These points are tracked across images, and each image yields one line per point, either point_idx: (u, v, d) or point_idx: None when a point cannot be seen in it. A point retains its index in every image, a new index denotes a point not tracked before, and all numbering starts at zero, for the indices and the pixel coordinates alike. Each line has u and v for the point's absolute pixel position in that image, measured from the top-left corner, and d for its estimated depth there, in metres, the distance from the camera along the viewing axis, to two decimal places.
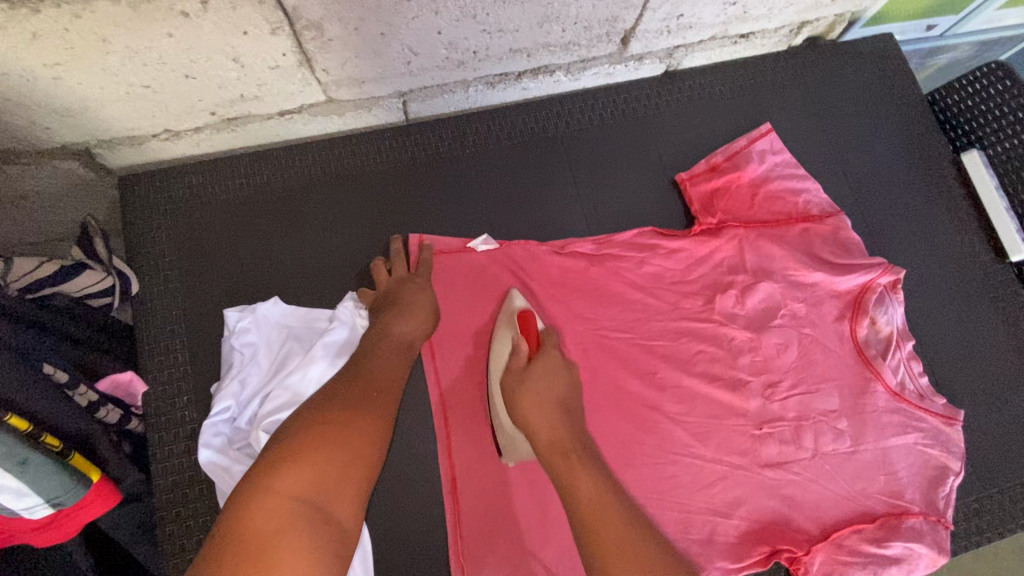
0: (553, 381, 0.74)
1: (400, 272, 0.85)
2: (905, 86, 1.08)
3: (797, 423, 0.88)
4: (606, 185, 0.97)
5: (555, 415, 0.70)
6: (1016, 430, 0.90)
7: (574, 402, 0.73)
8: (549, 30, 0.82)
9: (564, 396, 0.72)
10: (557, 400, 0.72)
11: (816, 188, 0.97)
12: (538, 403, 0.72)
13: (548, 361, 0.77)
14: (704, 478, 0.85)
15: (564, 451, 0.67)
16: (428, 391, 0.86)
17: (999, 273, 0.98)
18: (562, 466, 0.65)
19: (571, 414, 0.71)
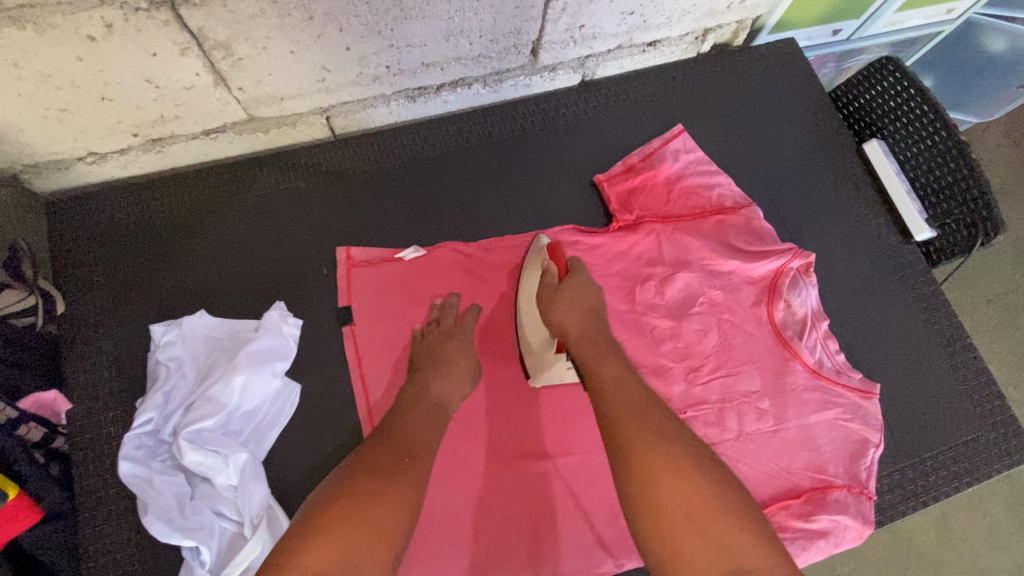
0: (586, 288, 0.81)
1: (438, 329, 0.86)
2: (808, 85, 1.15)
3: (721, 405, 0.90)
4: (529, 189, 1.01)
5: (580, 309, 0.78)
6: (930, 400, 0.94)
7: (598, 304, 0.80)
8: (456, 44, 0.87)
9: (590, 303, 0.79)
10: (589, 307, 0.79)
11: (728, 182, 1.03)
12: (571, 304, 0.79)
13: (575, 279, 0.82)
14: None
15: (592, 339, 0.75)
16: (355, 399, 0.86)
17: (906, 253, 1.03)
18: (588, 348, 0.74)
19: (602, 315, 0.79)
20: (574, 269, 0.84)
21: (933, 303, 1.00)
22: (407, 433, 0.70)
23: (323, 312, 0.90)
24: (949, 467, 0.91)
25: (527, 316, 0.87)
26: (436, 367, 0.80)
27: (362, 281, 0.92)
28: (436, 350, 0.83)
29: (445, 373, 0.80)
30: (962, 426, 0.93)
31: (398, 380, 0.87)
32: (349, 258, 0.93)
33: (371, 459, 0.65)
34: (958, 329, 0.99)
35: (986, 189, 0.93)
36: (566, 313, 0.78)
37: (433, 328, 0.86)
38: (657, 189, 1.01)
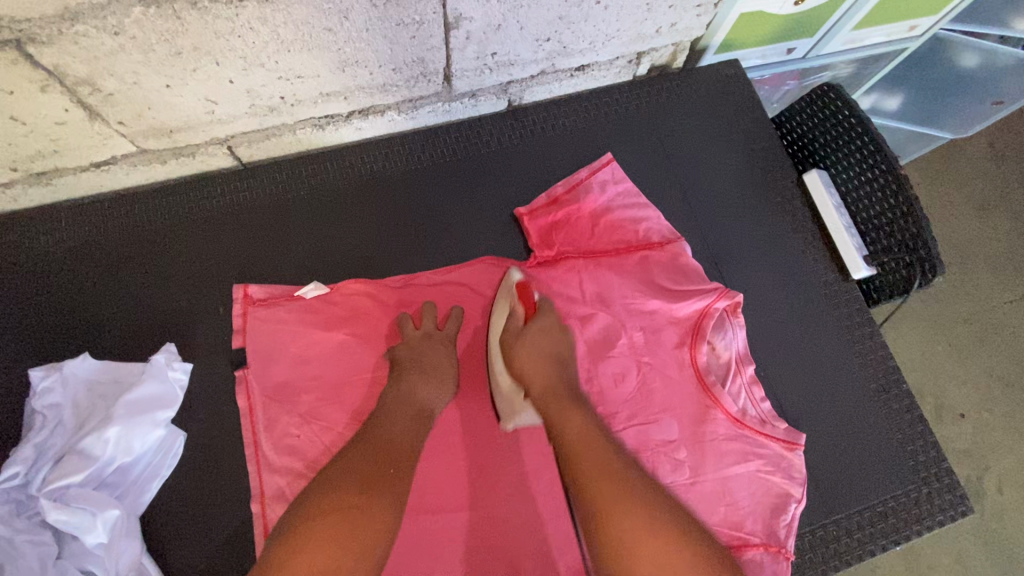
0: (548, 337, 0.81)
1: (425, 328, 0.85)
2: (750, 111, 1.09)
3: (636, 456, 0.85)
4: (445, 222, 0.97)
5: (546, 366, 0.77)
6: (860, 451, 0.89)
7: (565, 354, 0.80)
8: (354, 73, 0.82)
9: (553, 348, 0.79)
10: (548, 355, 0.79)
11: (657, 215, 0.98)
12: (532, 356, 0.78)
13: (541, 324, 0.82)
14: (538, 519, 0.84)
15: (556, 398, 0.74)
16: (246, 447, 0.82)
17: (844, 291, 0.98)
18: (554, 407, 0.72)
19: (564, 367, 0.78)
20: (541, 312, 0.83)
21: (868, 346, 0.95)
22: (389, 440, 0.70)
23: (218, 353, 0.86)
24: (876, 524, 0.86)
25: (495, 369, 0.85)
26: (423, 371, 0.80)
27: (260, 321, 0.87)
28: (419, 354, 0.82)
29: (428, 377, 0.79)
30: (893, 479, 0.88)
31: (291, 427, 0.83)
32: (247, 296, 0.88)
33: (349, 470, 0.65)
34: (894, 373, 0.94)
35: (921, 218, 0.88)
36: (530, 376, 0.77)
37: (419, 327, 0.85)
38: (581, 223, 0.96)
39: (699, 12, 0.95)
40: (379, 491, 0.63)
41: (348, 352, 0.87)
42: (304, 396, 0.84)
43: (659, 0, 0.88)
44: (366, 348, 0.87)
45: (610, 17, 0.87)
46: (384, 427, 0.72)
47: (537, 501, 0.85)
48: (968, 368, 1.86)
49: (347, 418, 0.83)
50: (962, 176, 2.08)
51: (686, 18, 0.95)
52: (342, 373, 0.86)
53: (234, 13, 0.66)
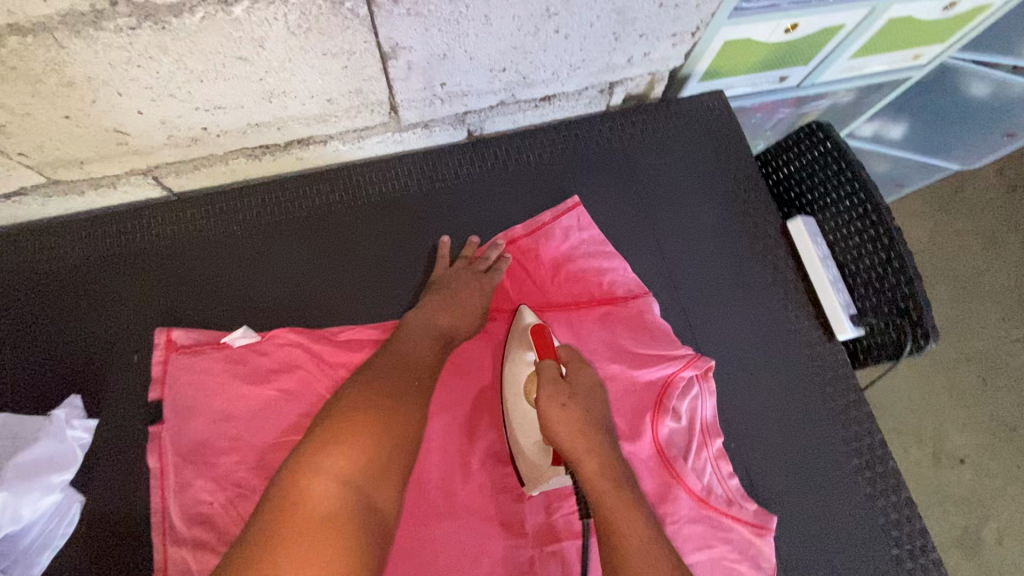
0: (590, 397, 0.69)
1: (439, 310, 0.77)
2: (733, 147, 1.00)
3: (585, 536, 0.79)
4: (392, 264, 0.87)
5: (591, 437, 0.66)
6: (837, 537, 0.81)
7: (608, 420, 0.69)
8: (283, 104, 0.74)
9: (598, 416, 0.68)
10: (592, 424, 0.67)
11: (624, 266, 0.90)
12: (574, 423, 0.66)
13: (580, 382, 0.70)
14: None
15: (608, 481, 0.64)
16: (151, 517, 0.73)
17: (827, 353, 0.89)
18: (603, 494, 0.64)
19: (610, 438, 0.68)
20: (573, 371, 0.71)
21: (853, 415, 0.86)
22: (410, 358, 0.69)
23: (129, 407, 0.78)
24: None
25: (517, 428, 0.76)
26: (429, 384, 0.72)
27: (182, 371, 0.77)
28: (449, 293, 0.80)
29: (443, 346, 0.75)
30: (873, 570, 0.79)
31: (205, 493, 0.74)
32: (170, 341, 0.78)
33: (378, 387, 0.63)
34: (879, 448, 0.85)
35: (914, 279, 0.79)
36: (569, 446, 0.66)
37: (434, 306, 0.78)
38: (541, 273, 0.90)
39: (675, 42, 0.86)
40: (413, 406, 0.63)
41: (273, 411, 0.78)
42: (221, 459, 0.75)
43: (627, 30, 0.79)
44: (292, 407, 0.78)
45: (572, 47, 0.79)
46: (402, 349, 0.70)
47: None
48: (968, 410, 1.78)
49: (264, 486, 0.75)
50: (966, 207, 2.00)
51: (660, 48, 0.86)
52: (264, 434, 0.77)
53: (128, 41, 0.58)
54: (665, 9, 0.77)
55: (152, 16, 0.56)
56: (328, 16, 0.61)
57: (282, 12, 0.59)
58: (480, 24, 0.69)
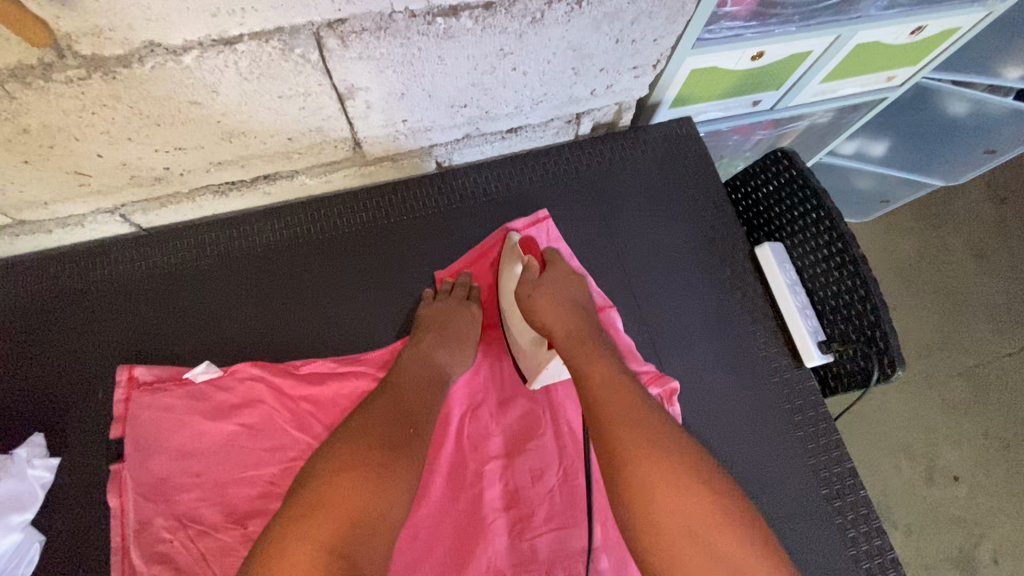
0: (566, 283, 0.82)
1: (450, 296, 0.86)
2: (702, 174, 1.01)
3: (550, 566, 0.79)
4: (356, 295, 0.87)
5: (567, 312, 0.79)
6: (807, 570, 0.79)
7: (583, 299, 0.82)
8: (243, 143, 0.74)
9: (573, 295, 0.81)
10: (568, 298, 0.80)
11: (588, 282, 0.91)
12: (551, 301, 0.79)
13: (557, 272, 0.84)
14: None
15: (581, 343, 0.76)
16: (107, 557, 0.73)
17: (796, 381, 0.89)
18: (579, 358, 0.74)
19: (584, 312, 0.80)
20: (554, 265, 0.84)
21: (824, 444, 0.85)
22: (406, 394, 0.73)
23: (90, 443, 0.78)
24: None
25: (513, 328, 0.86)
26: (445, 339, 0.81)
27: (142, 409, 0.78)
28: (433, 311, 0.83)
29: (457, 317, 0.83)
30: None
31: (164, 532, 0.73)
32: (131, 379, 0.78)
33: (371, 418, 0.68)
34: (851, 478, 0.84)
35: (880, 308, 0.79)
36: (557, 322, 0.78)
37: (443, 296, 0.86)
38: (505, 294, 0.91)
39: (637, 74, 0.86)
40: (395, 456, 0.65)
41: (234, 446, 0.78)
42: (182, 495, 0.75)
43: (586, 65, 0.80)
44: (253, 442, 0.78)
45: (531, 82, 0.80)
46: (403, 371, 0.76)
47: None
48: (961, 427, 1.81)
49: (224, 523, 0.74)
50: (951, 227, 2.03)
51: (623, 80, 0.87)
52: (224, 470, 0.77)
53: (80, 91, 0.59)
54: (622, 45, 0.78)
55: (102, 67, 0.57)
56: (279, 61, 0.62)
57: (232, 59, 0.60)
58: (435, 64, 0.70)
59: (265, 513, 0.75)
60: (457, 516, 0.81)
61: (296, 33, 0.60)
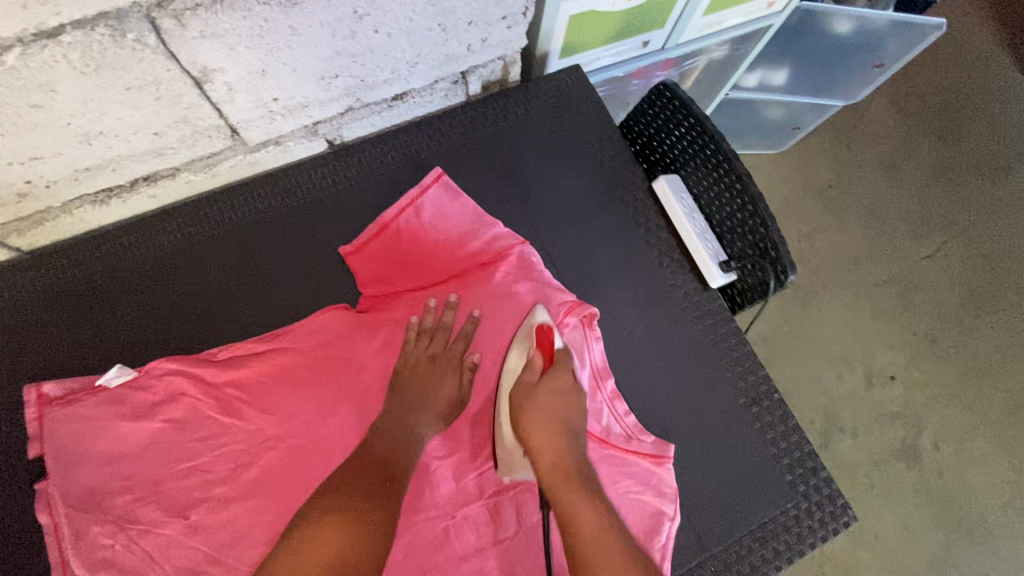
0: (563, 400, 0.76)
1: (430, 347, 0.83)
2: (596, 117, 1.03)
3: (497, 496, 0.81)
4: (263, 283, 0.86)
5: (557, 430, 0.73)
6: (736, 472, 0.84)
7: (577, 421, 0.75)
8: (106, 145, 0.72)
9: (567, 413, 0.74)
10: (561, 424, 0.74)
11: (497, 225, 0.92)
12: (544, 419, 0.74)
13: (557, 380, 0.77)
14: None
15: (563, 479, 0.70)
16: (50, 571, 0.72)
17: (705, 301, 0.93)
18: (561, 497, 0.69)
19: (575, 433, 0.74)
20: (557, 364, 0.79)
21: (738, 355, 0.90)
22: (388, 453, 0.73)
23: (11, 468, 0.76)
24: (757, 550, 0.81)
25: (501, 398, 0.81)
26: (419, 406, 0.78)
27: (60, 423, 0.75)
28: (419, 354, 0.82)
29: (436, 375, 0.81)
30: (772, 498, 0.83)
31: (104, 537, 0.72)
32: (41, 396, 0.76)
33: (358, 466, 0.71)
34: (765, 382, 0.89)
35: (767, 220, 0.84)
36: (548, 469, 0.72)
37: (424, 344, 0.83)
38: (416, 248, 0.90)
39: (509, 24, 0.87)
40: (382, 501, 0.68)
41: (161, 442, 0.77)
42: (116, 499, 0.74)
43: (452, 20, 0.80)
44: (179, 438, 0.77)
45: (399, 44, 0.79)
46: (379, 433, 0.75)
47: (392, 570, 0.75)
48: (893, 331, 1.99)
49: (165, 518, 0.74)
50: (861, 151, 2.18)
51: (496, 32, 0.87)
52: (155, 467, 0.76)
53: None
54: None
55: None
56: (114, 50, 0.60)
57: (60, 53, 0.58)
58: (288, 35, 0.68)
59: (205, 501, 0.75)
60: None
61: (125, 18, 0.57)
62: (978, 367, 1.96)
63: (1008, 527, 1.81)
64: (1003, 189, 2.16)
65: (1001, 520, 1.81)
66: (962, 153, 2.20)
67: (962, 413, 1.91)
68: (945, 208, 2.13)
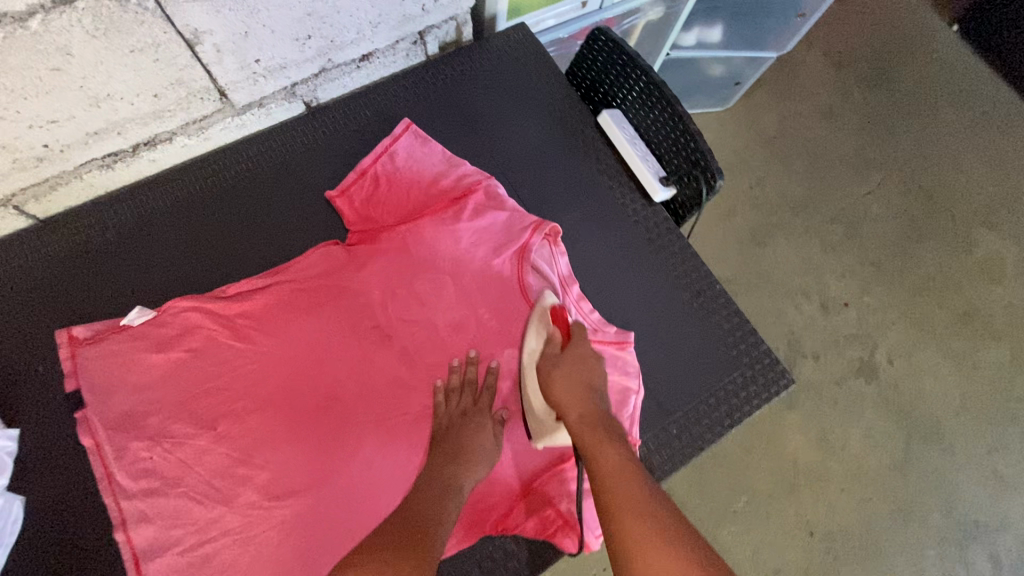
0: (584, 365, 0.85)
1: (461, 402, 0.88)
2: (543, 66, 1.15)
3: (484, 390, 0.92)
4: (261, 229, 0.97)
5: (584, 394, 0.82)
6: (689, 352, 0.97)
7: (599, 382, 0.84)
8: (112, 107, 0.82)
9: (589, 376, 0.84)
10: (586, 382, 0.83)
11: (464, 166, 1.04)
12: (568, 378, 0.84)
13: (578, 351, 0.88)
14: (401, 474, 0.86)
15: (593, 428, 0.77)
16: (98, 483, 0.82)
17: (651, 215, 1.06)
18: (590, 445, 0.75)
19: (600, 397, 0.82)
20: (576, 339, 0.90)
21: (683, 257, 1.03)
22: (414, 501, 0.72)
23: (50, 404, 0.86)
24: (711, 414, 0.94)
25: (529, 393, 0.89)
26: (459, 455, 0.81)
27: (91, 359, 0.85)
28: (455, 418, 0.86)
29: (470, 428, 0.85)
30: (720, 371, 0.96)
31: (142, 451, 0.83)
32: (73, 338, 0.86)
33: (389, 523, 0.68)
34: (708, 277, 1.03)
35: (695, 134, 0.96)
36: (575, 420, 0.79)
37: (454, 402, 0.88)
38: (393, 189, 1.01)
39: None
40: (409, 552, 0.63)
41: (183, 368, 0.87)
42: (149, 419, 0.84)
43: None
44: (200, 362, 0.87)
45: (362, 6, 0.91)
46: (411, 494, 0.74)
47: (399, 456, 0.87)
48: (843, 262, 2.16)
49: (195, 430, 0.84)
50: (800, 102, 2.36)
51: None
52: (179, 389, 0.86)
53: None
54: None
55: None
56: (119, 14, 0.71)
57: (76, 18, 0.69)
58: None
59: (228, 413, 0.86)
60: (394, 370, 0.92)
61: None
62: (922, 287, 2.14)
63: (958, 427, 1.98)
64: (930, 125, 2.35)
65: (951, 422, 1.99)
66: (891, 96, 2.38)
67: (910, 330, 2.09)
68: (880, 146, 2.31)
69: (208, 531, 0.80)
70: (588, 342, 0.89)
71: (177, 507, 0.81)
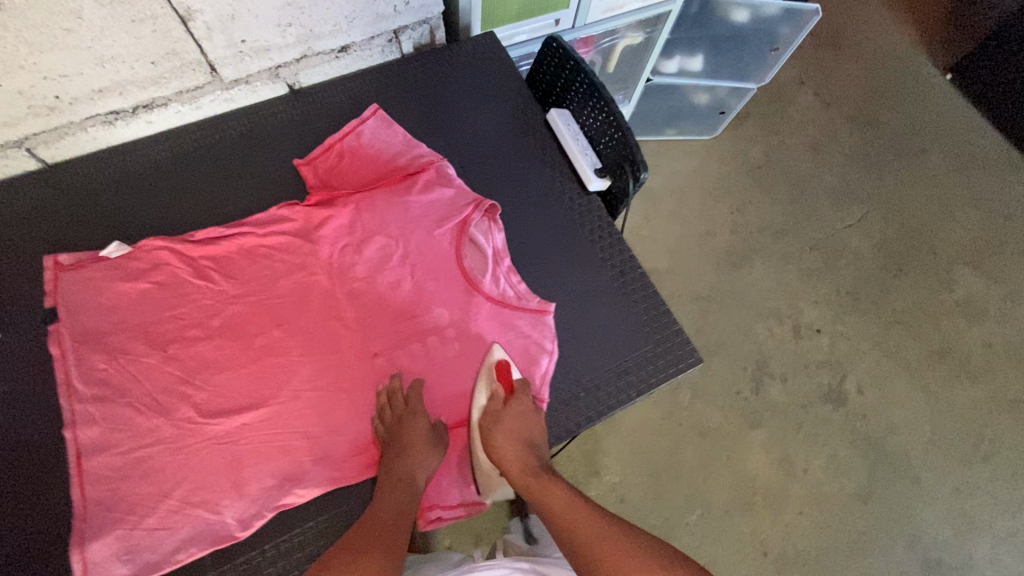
0: (525, 419, 0.93)
1: (394, 412, 0.93)
2: (505, 69, 1.28)
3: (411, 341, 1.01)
4: (234, 187, 1.11)
5: (523, 449, 0.91)
6: (604, 325, 1.05)
7: (537, 436, 0.92)
8: (116, 68, 0.99)
9: (527, 432, 0.92)
10: (521, 440, 0.92)
11: (421, 147, 1.16)
12: (509, 438, 0.91)
13: (518, 406, 0.94)
14: (324, 407, 0.95)
15: (535, 475, 0.91)
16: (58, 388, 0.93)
17: (586, 202, 1.16)
18: (537, 485, 0.90)
19: (534, 450, 0.92)
20: (517, 395, 0.95)
21: (610, 241, 1.12)
22: (372, 520, 0.81)
23: (30, 318, 0.98)
24: (618, 381, 1.01)
25: (475, 450, 0.96)
26: (405, 451, 0.88)
27: (70, 282, 0.98)
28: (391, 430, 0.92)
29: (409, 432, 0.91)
30: (631, 343, 1.04)
31: (99, 362, 0.93)
32: (58, 263, 0.99)
33: (359, 534, 0.78)
34: (631, 260, 1.11)
35: (624, 128, 1.06)
36: (522, 476, 0.91)
37: (389, 412, 0.93)
38: (354, 162, 1.13)
39: None
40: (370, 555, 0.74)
41: (147, 296, 0.99)
42: (110, 335, 0.95)
43: None
44: (162, 292, 0.99)
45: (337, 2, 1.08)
46: (374, 513, 0.82)
47: (326, 391, 0.96)
48: (818, 290, 2.18)
49: (149, 350, 0.95)
50: (785, 135, 2.44)
51: None
52: (141, 314, 0.97)
53: None
54: None
55: None
56: None
57: None
58: None
59: (180, 338, 0.97)
60: (332, 316, 1.02)
61: None
62: (899, 319, 2.13)
63: (930, 462, 1.92)
64: (916, 165, 2.39)
65: (922, 455, 1.92)
66: (877, 135, 2.45)
67: (883, 361, 2.06)
68: (863, 182, 2.37)
69: (144, 437, 0.90)
70: (528, 390, 0.96)
71: (122, 414, 0.91)
